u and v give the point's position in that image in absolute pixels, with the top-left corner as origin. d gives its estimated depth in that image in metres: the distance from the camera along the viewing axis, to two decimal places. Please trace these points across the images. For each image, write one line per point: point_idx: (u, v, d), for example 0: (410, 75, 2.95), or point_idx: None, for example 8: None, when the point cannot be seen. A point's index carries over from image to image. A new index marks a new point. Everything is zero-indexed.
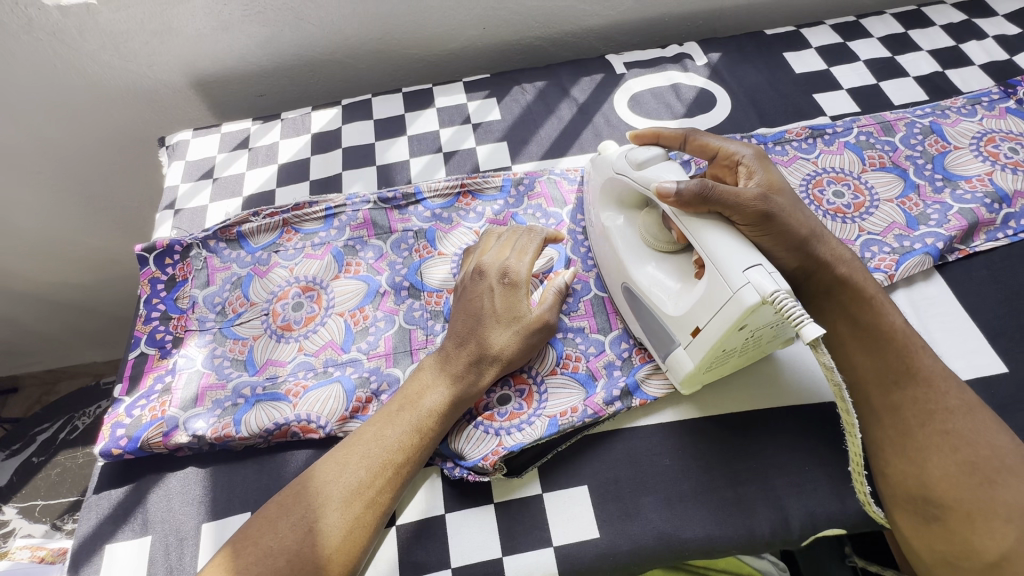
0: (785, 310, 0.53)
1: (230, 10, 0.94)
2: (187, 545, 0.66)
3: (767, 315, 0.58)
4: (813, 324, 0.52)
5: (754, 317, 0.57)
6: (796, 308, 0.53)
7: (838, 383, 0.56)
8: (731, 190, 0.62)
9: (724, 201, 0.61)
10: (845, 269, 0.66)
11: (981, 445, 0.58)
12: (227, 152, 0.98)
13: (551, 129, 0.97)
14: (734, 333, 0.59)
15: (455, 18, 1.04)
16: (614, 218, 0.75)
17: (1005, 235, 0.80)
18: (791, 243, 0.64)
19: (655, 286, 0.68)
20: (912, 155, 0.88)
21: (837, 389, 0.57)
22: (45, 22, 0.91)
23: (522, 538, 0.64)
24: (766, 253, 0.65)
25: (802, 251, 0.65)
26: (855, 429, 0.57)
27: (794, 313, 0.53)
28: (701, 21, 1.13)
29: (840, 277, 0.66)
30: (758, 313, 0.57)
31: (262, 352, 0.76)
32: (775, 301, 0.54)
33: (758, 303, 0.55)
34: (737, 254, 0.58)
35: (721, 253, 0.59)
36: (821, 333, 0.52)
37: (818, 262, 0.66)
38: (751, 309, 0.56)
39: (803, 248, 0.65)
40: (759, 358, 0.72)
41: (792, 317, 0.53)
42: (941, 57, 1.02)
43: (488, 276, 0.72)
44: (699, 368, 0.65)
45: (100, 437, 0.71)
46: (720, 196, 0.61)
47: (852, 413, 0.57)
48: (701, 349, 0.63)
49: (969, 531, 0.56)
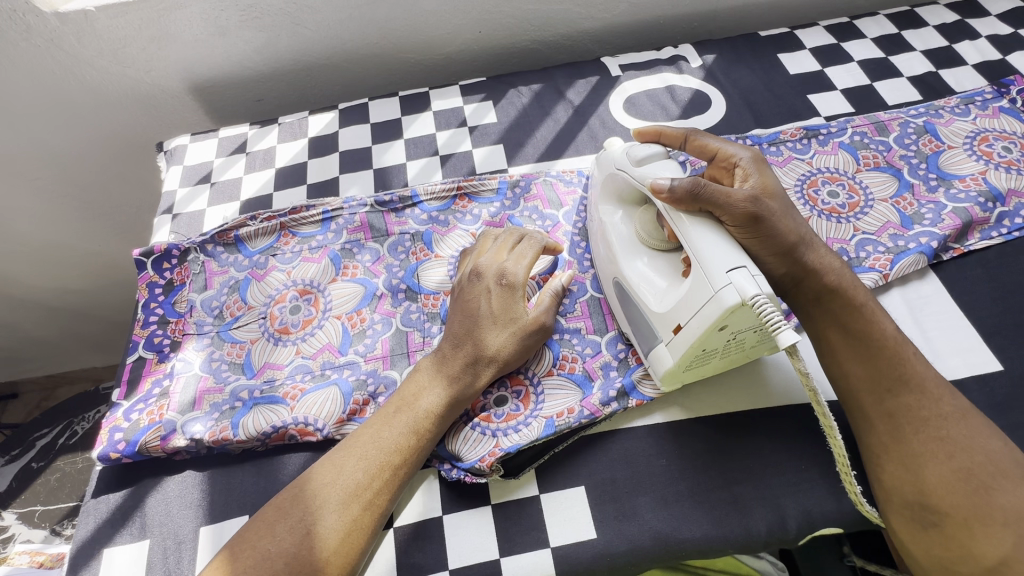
0: (764, 315, 0.54)
1: (226, 15, 0.95)
2: (185, 549, 0.66)
3: (748, 319, 0.59)
4: (790, 331, 0.54)
5: (734, 318, 0.58)
6: (776, 314, 0.54)
7: (813, 389, 0.58)
8: (723, 190, 0.62)
9: (715, 201, 0.61)
10: (835, 275, 0.66)
11: (976, 451, 0.58)
12: (225, 157, 0.98)
13: (546, 132, 0.97)
14: (714, 334, 0.59)
15: (450, 22, 1.04)
16: (612, 213, 0.75)
17: (998, 234, 0.81)
18: (778, 248, 0.65)
19: (644, 282, 0.68)
20: (906, 155, 0.88)
21: (814, 394, 0.58)
22: (44, 28, 0.92)
23: (519, 539, 0.64)
24: (754, 256, 0.66)
25: (790, 258, 0.65)
26: (832, 433, 0.59)
27: (772, 319, 0.54)
28: (696, 23, 1.14)
29: (829, 284, 0.66)
30: (738, 314, 0.57)
31: (260, 356, 0.77)
32: (756, 304, 0.55)
33: (738, 305, 0.56)
34: (722, 255, 0.58)
35: (707, 252, 0.59)
36: (797, 341, 0.54)
37: (806, 269, 0.66)
38: (731, 310, 0.56)
39: (791, 255, 0.65)
40: (749, 361, 0.72)
41: (771, 323, 0.54)
42: (934, 57, 1.03)
43: (485, 277, 0.73)
44: (680, 366, 0.65)
45: (99, 441, 0.71)
46: (711, 196, 0.61)
47: (829, 418, 0.59)
48: (680, 347, 0.63)
49: (966, 537, 0.56)
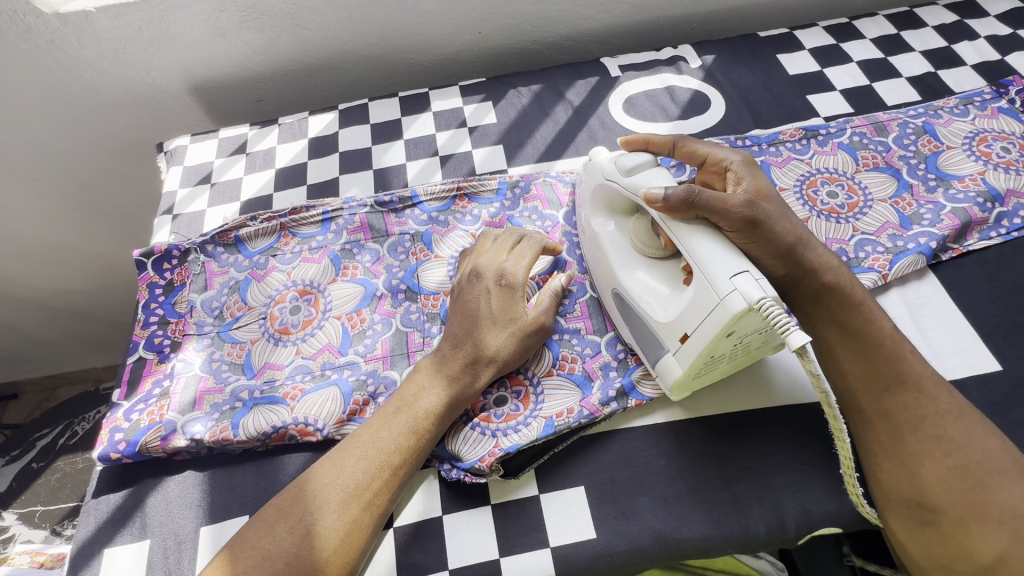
0: (773, 318, 0.54)
1: (226, 16, 0.95)
2: (185, 548, 0.66)
3: (754, 323, 0.59)
4: (799, 332, 0.54)
5: (741, 324, 0.58)
6: (784, 316, 0.54)
7: (824, 390, 0.57)
8: (718, 196, 0.62)
9: (712, 208, 0.61)
10: (832, 275, 0.66)
11: (973, 449, 0.58)
12: (225, 158, 0.99)
13: (546, 133, 0.97)
14: (722, 340, 0.59)
15: (450, 23, 1.04)
16: (604, 224, 0.75)
17: (997, 234, 0.81)
18: (777, 250, 0.65)
19: (646, 291, 0.68)
20: (905, 155, 0.89)
21: (825, 396, 0.58)
22: (44, 29, 0.92)
23: (519, 539, 0.64)
24: (754, 259, 0.66)
25: (789, 260, 0.65)
26: (842, 435, 0.58)
27: (781, 322, 0.54)
28: (696, 23, 1.14)
29: (827, 284, 0.66)
30: (745, 320, 0.57)
31: (260, 356, 0.77)
32: (762, 308, 0.55)
33: (745, 310, 0.56)
34: (724, 261, 0.58)
35: (708, 260, 0.59)
36: (807, 341, 0.54)
37: (804, 270, 0.66)
38: (738, 316, 0.56)
39: (790, 256, 0.65)
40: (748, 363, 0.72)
41: (779, 325, 0.54)
42: (933, 57, 1.03)
43: (484, 277, 0.73)
44: (688, 375, 0.65)
45: (99, 441, 0.72)
46: (707, 202, 0.61)
47: (839, 419, 0.58)
48: (689, 355, 0.63)
49: (962, 535, 0.56)
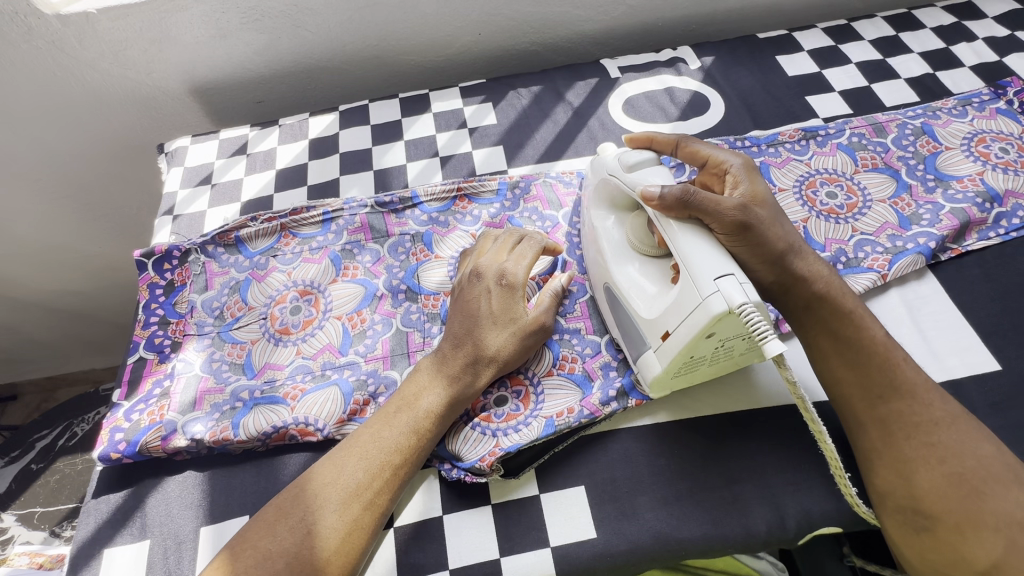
0: (751, 324, 0.55)
1: (228, 17, 0.95)
2: (185, 549, 0.66)
3: (735, 327, 0.59)
4: (776, 341, 0.55)
5: (721, 326, 0.58)
6: (762, 323, 0.55)
7: (800, 396, 0.59)
8: (711, 197, 0.62)
9: (703, 208, 0.62)
10: (822, 284, 0.67)
11: (966, 456, 0.58)
12: (226, 158, 0.99)
13: (546, 134, 0.98)
14: (701, 341, 0.60)
15: (451, 24, 1.05)
16: (604, 218, 0.76)
17: (996, 234, 0.81)
18: (766, 255, 0.65)
19: (633, 287, 0.69)
20: (903, 155, 0.89)
21: (802, 401, 0.59)
22: (45, 31, 0.92)
23: (519, 539, 0.64)
24: (741, 263, 0.66)
25: (778, 266, 0.66)
26: (823, 437, 0.59)
27: (759, 328, 0.55)
28: (695, 25, 1.14)
29: (816, 293, 0.66)
30: (726, 322, 0.57)
31: (261, 356, 0.77)
32: (743, 313, 0.55)
33: (725, 313, 0.56)
34: (709, 261, 0.59)
35: (695, 259, 0.59)
36: (784, 350, 0.55)
37: (794, 278, 0.66)
38: (717, 318, 0.56)
39: (779, 262, 0.66)
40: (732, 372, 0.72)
41: (756, 331, 0.55)
42: (931, 58, 1.03)
43: (485, 277, 0.73)
44: (667, 373, 0.65)
45: (99, 441, 0.72)
46: (700, 203, 0.62)
47: (817, 422, 0.59)
48: (668, 354, 0.63)
49: (959, 541, 0.56)
